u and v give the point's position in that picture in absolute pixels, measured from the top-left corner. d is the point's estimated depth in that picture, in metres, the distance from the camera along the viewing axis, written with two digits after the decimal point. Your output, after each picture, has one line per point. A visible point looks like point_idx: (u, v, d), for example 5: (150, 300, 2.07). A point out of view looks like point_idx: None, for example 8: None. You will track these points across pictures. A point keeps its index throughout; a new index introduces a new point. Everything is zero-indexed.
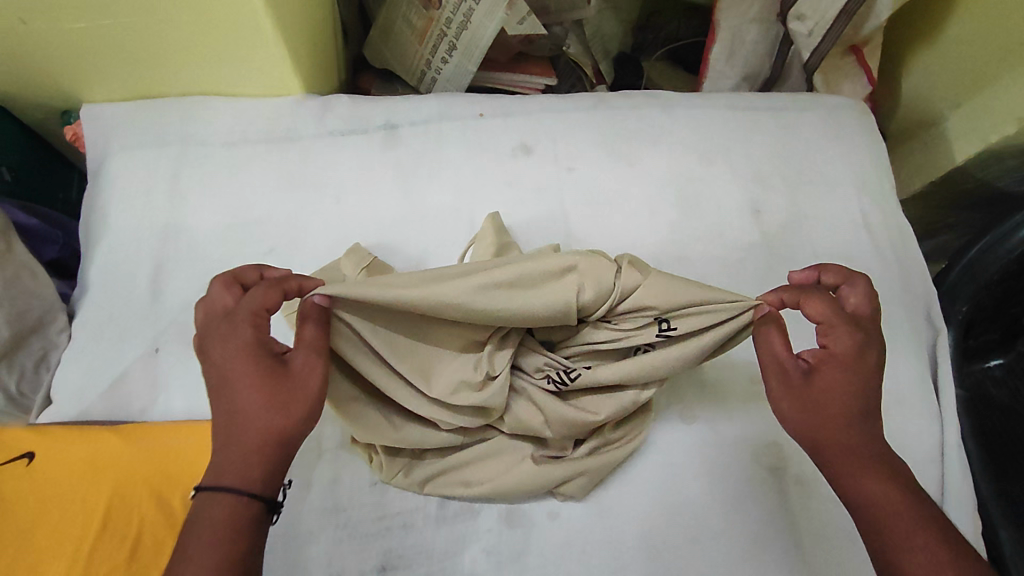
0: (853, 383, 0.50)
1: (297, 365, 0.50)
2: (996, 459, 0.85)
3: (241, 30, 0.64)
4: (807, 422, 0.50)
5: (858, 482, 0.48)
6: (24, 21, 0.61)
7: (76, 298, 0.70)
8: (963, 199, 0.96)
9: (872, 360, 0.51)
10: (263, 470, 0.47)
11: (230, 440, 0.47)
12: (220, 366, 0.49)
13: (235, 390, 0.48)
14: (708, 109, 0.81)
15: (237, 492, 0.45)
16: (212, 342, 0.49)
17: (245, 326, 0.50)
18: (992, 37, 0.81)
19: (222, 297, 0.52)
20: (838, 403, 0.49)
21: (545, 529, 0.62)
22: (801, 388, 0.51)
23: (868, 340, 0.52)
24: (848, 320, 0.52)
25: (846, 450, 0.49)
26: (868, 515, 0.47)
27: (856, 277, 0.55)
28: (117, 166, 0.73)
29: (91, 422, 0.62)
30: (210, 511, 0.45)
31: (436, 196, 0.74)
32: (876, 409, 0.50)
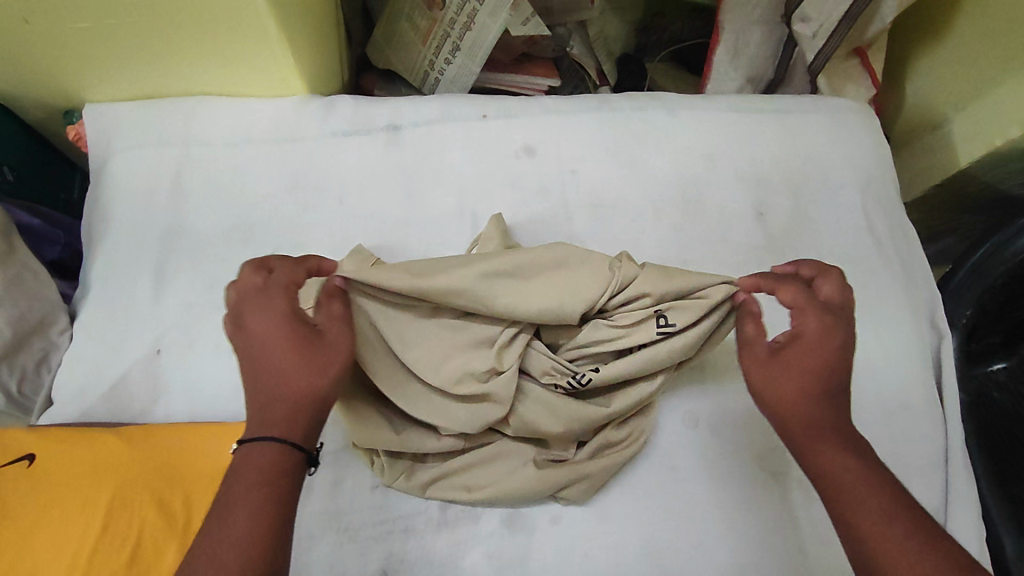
0: (820, 360, 0.50)
1: (330, 332, 0.50)
2: (999, 464, 0.85)
3: (244, 30, 0.64)
4: (773, 395, 0.50)
5: (817, 452, 0.48)
6: (27, 20, 0.60)
7: (77, 299, 0.70)
8: (967, 202, 0.95)
9: (840, 340, 0.51)
10: (305, 423, 0.47)
11: (268, 398, 0.47)
12: (257, 335, 0.49)
13: (272, 353, 0.48)
14: (711, 111, 0.81)
15: (279, 441, 0.45)
16: (248, 314, 0.50)
17: (280, 298, 0.51)
18: (997, 40, 0.80)
19: (250, 275, 0.52)
20: (803, 377, 0.50)
21: (547, 534, 0.61)
22: (768, 363, 0.51)
23: (838, 323, 0.52)
24: (819, 303, 0.53)
25: (809, 422, 0.49)
26: (826, 482, 0.47)
27: (831, 271, 0.55)
28: (119, 166, 0.73)
29: (91, 425, 0.62)
30: (251, 461, 0.44)
31: (439, 198, 0.74)
32: (843, 389, 0.50)
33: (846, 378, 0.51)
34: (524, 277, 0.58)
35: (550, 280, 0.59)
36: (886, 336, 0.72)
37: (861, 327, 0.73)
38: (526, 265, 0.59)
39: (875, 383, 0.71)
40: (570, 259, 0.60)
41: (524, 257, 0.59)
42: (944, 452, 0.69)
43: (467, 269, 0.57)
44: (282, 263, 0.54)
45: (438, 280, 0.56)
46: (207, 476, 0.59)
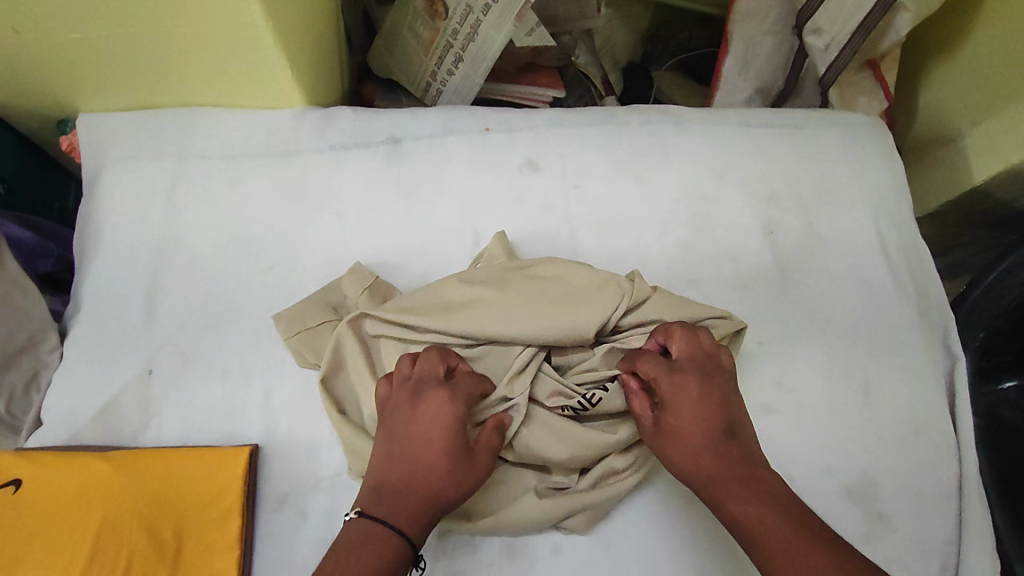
0: (693, 419, 0.51)
1: (478, 455, 0.53)
2: (1011, 488, 0.83)
3: (241, 42, 0.62)
4: (672, 464, 0.51)
5: (722, 504, 0.48)
6: (18, 30, 0.59)
7: (67, 316, 0.68)
8: (980, 218, 0.93)
9: (699, 392, 0.52)
10: (423, 527, 0.50)
11: (408, 489, 0.50)
12: (423, 424, 0.52)
13: (428, 451, 0.51)
14: (720, 126, 0.79)
15: (401, 538, 0.48)
16: (425, 400, 0.52)
17: (458, 401, 0.53)
18: (1014, 54, 0.78)
19: (439, 364, 0.55)
20: (687, 441, 0.51)
21: (548, 564, 0.60)
22: (655, 436, 0.53)
23: (690, 378, 0.53)
24: (667, 367, 0.54)
25: (707, 478, 0.49)
26: (736, 533, 0.47)
27: (671, 326, 0.56)
28: (113, 179, 0.71)
29: (80, 447, 0.60)
30: (372, 543, 0.48)
31: (441, 213, 0.72)
32: (728, 434, 0.51)
33: (726, 423, 0.51)
34: (540, 304, 0.59)
35: (564, 306, 0.58)
36: (898, 360, 0.71)
37: (873, 350, 0.71)
38: (544, 297, 0.59)
39: (887, 407, 0.69)
40: (593, 285, 0.60)
41: (540, 291, 0.60)
42: (958, 480, 0.67)
43: (485, 305, 0.59)
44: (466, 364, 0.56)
45: (454, 317, 0.58)
46: (199, 500, 0.58)
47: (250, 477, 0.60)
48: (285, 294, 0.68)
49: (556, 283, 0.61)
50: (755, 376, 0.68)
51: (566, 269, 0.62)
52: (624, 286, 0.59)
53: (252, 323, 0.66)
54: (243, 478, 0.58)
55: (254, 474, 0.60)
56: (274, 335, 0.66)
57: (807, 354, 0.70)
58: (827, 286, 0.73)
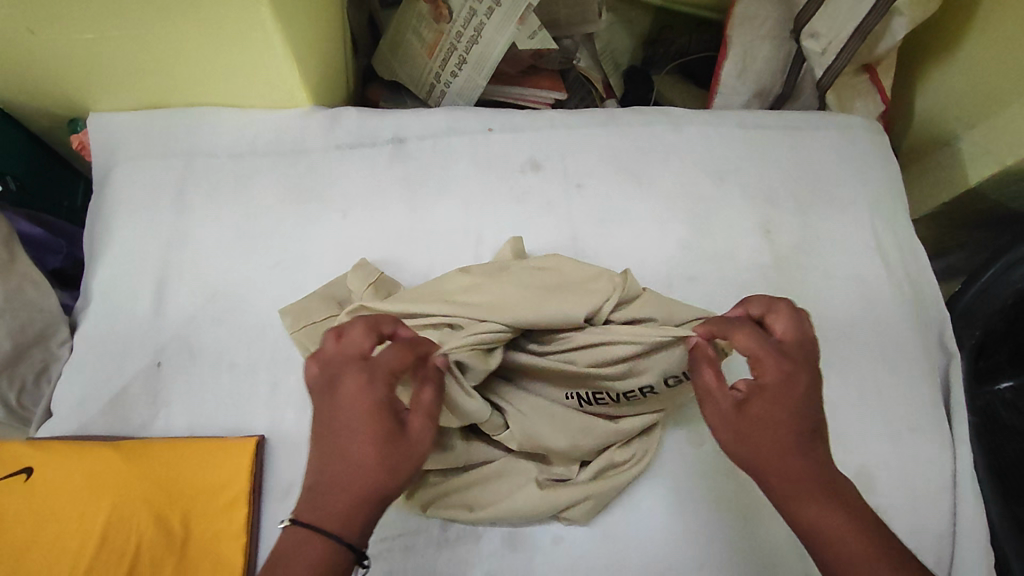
0: (790, 413, 0.47)
1: (415, 430, 0.47)
2: (1006, 486, 0.84)
3: (250, 42, 0.64)
4: (750, 455, 0.47)
5: (803, 509, 0.46)
6: (33, 31, 0.60)
7: (78, 309, 0.69)
8: (976, 219, 0.94)
9: (802, 385, 0.48)
10: (363, 524, 0.45)
11: (338, 485, 0.45)
12: (345, 412, 0.46)
13: (353, 440, 0.45)
14: (719, 128, 0.80)
15: (334, 542, 0.43)
16: (343, 384, 0.47)
17: (379, 381, 0.47)
18: (1008, 57, 0.80)
19: (362, 338, 0.48)
20: (778, 435, 0.47)
21: (548, 555, 0.61)
22: (736, 420, 0.48)
23: (797, 367, 0.48)
24: (773, 347, 0.49)
25: (792, 482, 0.46)
26: (814, 544, 0.46)
27: (778, 304, 0.51)
28: (124, 176, 0.73)
29: (90, 437, 0.61)
30: (305, 553, 0.43)
31: (445, 210, 0.73)
32: (816, 434, 0.48)
33: (817, 421, 0.48)
34: (532, 292, 0.59)
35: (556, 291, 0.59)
36: (894, 357, 0.72)
37: (870, 348, 0.72)
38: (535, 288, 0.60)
39: (882, 404, 0.70)
40: (585, 275, 0.61)
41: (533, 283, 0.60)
42: (953, 475, 0.68)
43: (477, 294, 0.60)
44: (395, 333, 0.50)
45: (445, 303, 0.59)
46: (207, 489, 0.59)
47: (256, 468, 0.61)
48: (291, 289, 0.69)
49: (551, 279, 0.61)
50: None
51: (559, 262, 0.63)
52: (616, 279, 0.59)
53: (258, 318, 0.68)
54: (251, 468, 0.60)
55: (261, 465, 0.62)
56: (280, 329, 0.67)
57: None
58: (823, 285, 0.74)
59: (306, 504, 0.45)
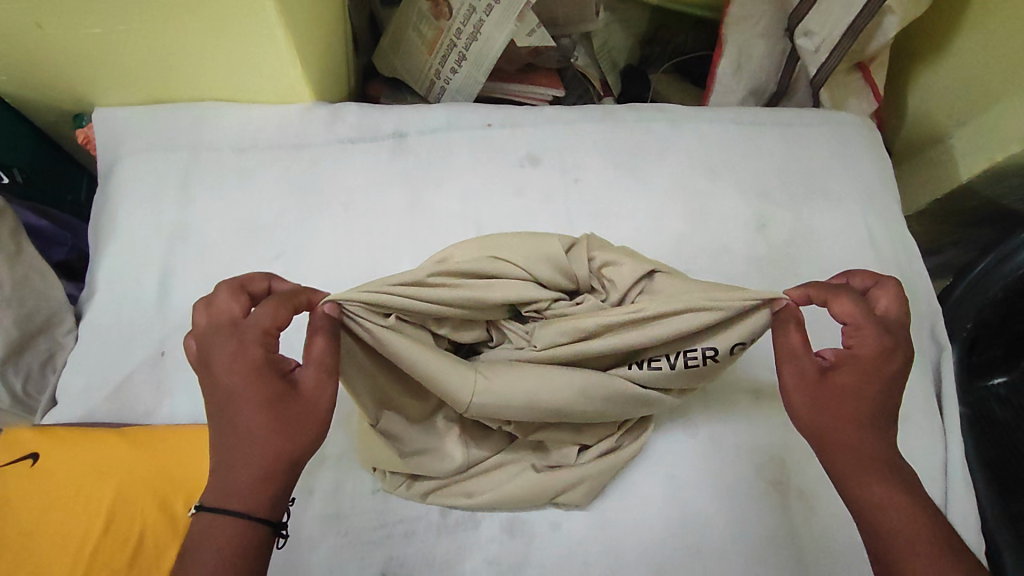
0: (874, 387, 0.48)
1: (305, 385, 0.47)
2: (999, 478, 0.85)
3: (255, 39, 0.65)
4: (822, 421, 0.48)
5: (863, 483, 0.46)
6: (41, 25, 0.61)
7: (83, 300, 0.70)
8: (969, 216, 0.95)
9: (895, 364, 0.49)
10: (271, 491, 0.44)
11: (233, 457, 0.44)
12: (226, 383, 0.45)
13: (240, 411, 0.45)
14: (714, 125, 0.82)
15: (241, 515, 0.43)
16: (217, 356, 0.46)
17: (253, 344, 0.46)
18: (1001, 55, 0.81)
19: (227, 307, 0.48)
20: (855, 406, 0.47)
21: (547, 541, 0.62)
22: (819, 384, 0.49)
23: (894, 346, 0.49)
24: (873, 323, 0.50)
25: (856, 454, 0.47)
26: (866, 515, 0.46)
27: (886, 279, 0.53)
28: (128, 169, 0.74)
29: (95, 424, 0.62)
30: (211, 533, 0.42)
31: (445, 204, 0.74)
32: (892, 416, 0.48)
33: (895, 403, 0.49)
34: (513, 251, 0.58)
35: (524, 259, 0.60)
36: None
37: None
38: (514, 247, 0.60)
39: None
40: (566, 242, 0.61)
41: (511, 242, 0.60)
42: (944, 465, 0.70)
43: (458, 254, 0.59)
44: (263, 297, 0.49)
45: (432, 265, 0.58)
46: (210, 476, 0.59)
47: None
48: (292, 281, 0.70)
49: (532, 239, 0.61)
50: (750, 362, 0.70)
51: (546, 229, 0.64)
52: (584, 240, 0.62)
53: None
54: None
55: None
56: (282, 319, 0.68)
57: None
58: (817, 278, 0.75)
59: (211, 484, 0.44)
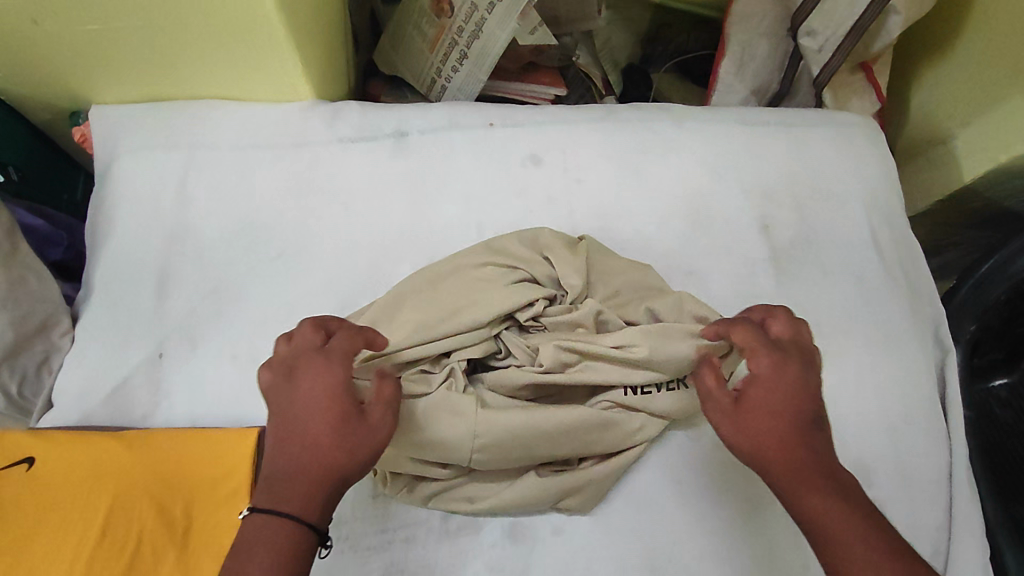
0: (786, 402, 0.49)
1: (373, 413, 0.48)
2: (1001, 482, 0.85)
3: (254, 35, 0.64)
4: (752, 445, 0.49)
5: (805, 499, 0.46)
6: (37, 22, 0.60)
7: (80, 300, 0.69)
8: (972, 217, 0.95)
9: (794, 374, 0.51)
10: (322, 504, 0.45)
11: (295, 466, 0.46)
12: (304, 397, 0.48)
13: (310, 422, 0.47)
14: (718, 124, 0.81)
15: (293, 520, 0.44)
16: (300, 372, 0.49)
17: (335, 365, 0.49)
18: (1005, 54, 0.81)
19: (311, 333, 0.52)
20: (777, 425, 0.49)
21: (549, 546, 0.61)
22: (735, 411, 0.50)
23: (789, 360, 0.52)
24: (769, 343, 0.52)
25: (791, 470, 0.47)
26: (814, 531, 0.45)
27: (776, 310, 0.56)
28: (125, 168, 0.73)
29: (91, 427, 0.62)
30: (262, 537, 0.43)
31: (447, 205, 0.74)
32: (817, 426, 0.49)
33: (815, 413, 0.50)
34: (516, 274, 0.64)
35: (518, 275, 0.64)
36: (890, 351, 0.72)
37: (866, 342, 0.73)
38: (515, 268, 0.65)
39: (879, 398, 0.70)
40: (563, 254, 0.65)
41: (515, 260, 0.65)
42: (948, 469, 0.69)
43: (467, 273, 0.64)
44: (342, 328, 0.53)
45: (441, 289, 0.63)
46: (209, 481, 0.58)
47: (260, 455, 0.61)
48: (291, 281, 0.69)
49: (531, 260, 0.65)
50: None
51: (540, 236, 0.67)
52: (584, 249, 0.66)
53: (260, 310, 0.68)
54: (254, 456, 0.59)
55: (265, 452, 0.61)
56: (281, 320, 0.67)
57: None
58: (821, 280, 0.75)
59: (266, 489, 0.46)
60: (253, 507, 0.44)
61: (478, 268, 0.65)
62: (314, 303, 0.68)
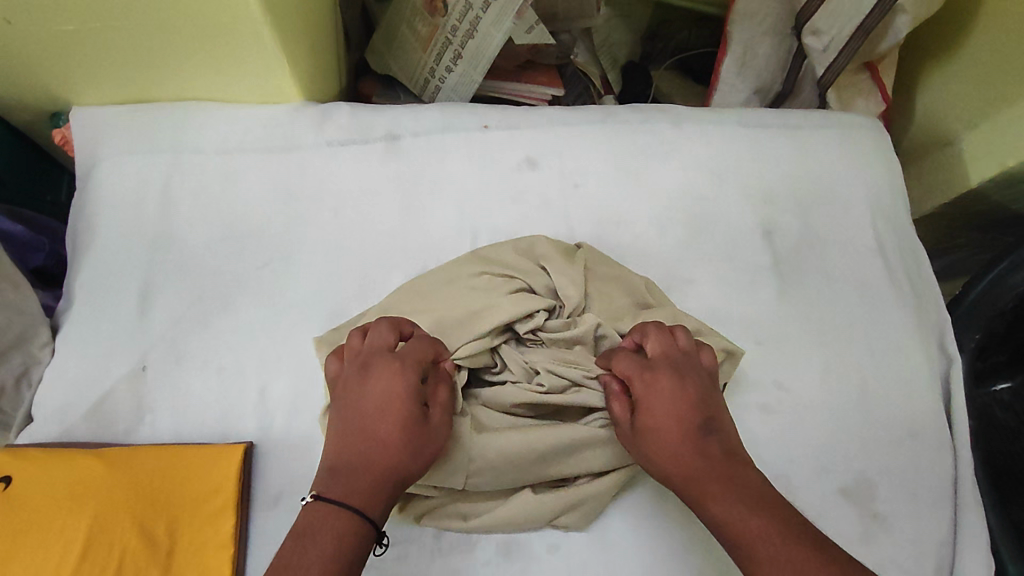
0: (667, 417, 0.51)
1: (435, 421, 0.52)
2: (1002, 491, 0.82)
3: (235, 34, 0.61)
4: (651, 464, 0.51)
5: (706, 506, 0.47)
6: (9, 21, 0.58)
7: (61, 311, 0.67)
8: (978, 219, 0.93)
9: (666, 388, 0.52)
10: (382, 502, 0.48)
11: (363, 461, 0.49)
12: (375, 395, 0.51)
13: (381, 421, 0.50)
14: (719, 127, 0.79)
15: (357, 513, 0.46)
16: (374, 371, 0.52)
17: (408, 369, 0.52)
18: (1011, 57, 0.78)
19: (387, 333, 0.54)
20: (665, 442, 0.50)
21: (544, 564, 0.59)
22: (632, 439, 0.52)
23: (659, 375, 0.53)
24: (642, 366, 0.54)
25: (688, 481, 0.48)
26: (722, 536, 0.46)
27: (644, 326, 0.57)
28: (107, 172, 0.70)
29: (71, 444, 0.59)
30: (328, 525, 0.46)
31: (439, 211, 0.71)
32: (705, 429, 0.50)
33: (700, 418, 0.51)
34: (513, 285, 0.63)
35: (515, 285, 0.63)
36: (894, 360, 0.70)
37: (870, 352, 0.71)
38: (513, 279, 0.63)
39: (883, 409, 0.68)
40: (561, 262, 0.64)
41: (511, 270, 0.64)
42: (954, 483, 0.67)
43: (462, 283, 0.63)
44: (415, 332, 0.56)
45: (437, 299, 0.62)
46: (193, 500, 0.57)
47: (244, 475, 0.59)
48: (280, 290, 0.67)
49: (529, 270, 0.64)
50: (752, 376, 0.68)
51: (536, 245, 0.66)
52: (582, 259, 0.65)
53: (246, 320, 0.66)
54: (238, 475, 0.58)
55: (249, 473, 0.60)
56: (269, 331, 0.65)
57: (804, 356, 0.70)
58: (825, 287, 0.73)
59: (333, 480, 0.48)
60: (321, 498, 0.47)
61: (474, 278, 0.63)
62: (302, 314, 0.66)
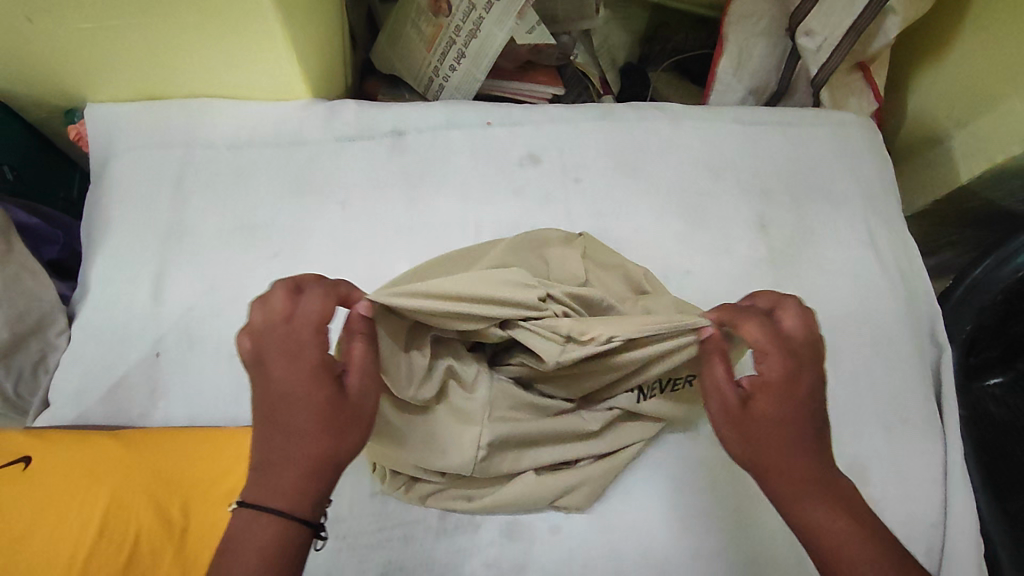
0: (793, 412, 0.47)
1: (354, 390, 0.45)
2: (996, 482, 0.84)
3: (248, 33, 0.63)
4: (754, 449, 0.47)
5: (801, 510, 0.45)
6: (31, 19, 0.60)
7: (77, 299, 0.69)
8: (969, 216, 0.95)
9: (805, 383, 0.47)
10: (314, 494, 0.43)
11: (282, 456, 0.43)
12: (279, 380, 0.44)
13: (291, 407, 0.44)
14: (715, 124, 0.81)
15: (284, 516, 0.42)
16: (272, 356, 0.45)
17: (311, 345, 0.45)
18: (1000, 57, 0.81)
19: (278, 301, 0.46)
20: (786, 435, 0.46)
21: (546, 544, 0.61)
22: (740, 416, 0.47)
23: (800, 364, 0.48)
24: (784, 347, 0.48)
25: (794, 480, 0.45)
26: (807, 542, 0.45)
27: (787, 299, 0.51)
28: (121, 166, 0.72)
29: (87, 426, 0.61)
30: (254, 535, 0.41)
31: (444, 204, 0.74)
32: (822, 435, 0.47)
33: (821, 422, 0.48)
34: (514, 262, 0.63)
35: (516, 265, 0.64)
36: (886, 349, 0.72)
37: (863, 341, 0.73)
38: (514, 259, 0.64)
39: (875, 396, 0.70)
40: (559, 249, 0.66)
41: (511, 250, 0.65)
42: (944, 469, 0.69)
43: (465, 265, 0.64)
44: (313, 287, 0.47)
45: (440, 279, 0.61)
46: (205, 481, 0.58)
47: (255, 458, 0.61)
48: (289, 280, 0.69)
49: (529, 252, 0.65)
50: None
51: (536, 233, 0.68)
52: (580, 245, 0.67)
53: None
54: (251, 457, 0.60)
55: None
56: None
57: None
58: (818, 279, 0.75)
59: (254, 483, 0.43)
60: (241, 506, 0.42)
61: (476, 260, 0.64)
62: None
